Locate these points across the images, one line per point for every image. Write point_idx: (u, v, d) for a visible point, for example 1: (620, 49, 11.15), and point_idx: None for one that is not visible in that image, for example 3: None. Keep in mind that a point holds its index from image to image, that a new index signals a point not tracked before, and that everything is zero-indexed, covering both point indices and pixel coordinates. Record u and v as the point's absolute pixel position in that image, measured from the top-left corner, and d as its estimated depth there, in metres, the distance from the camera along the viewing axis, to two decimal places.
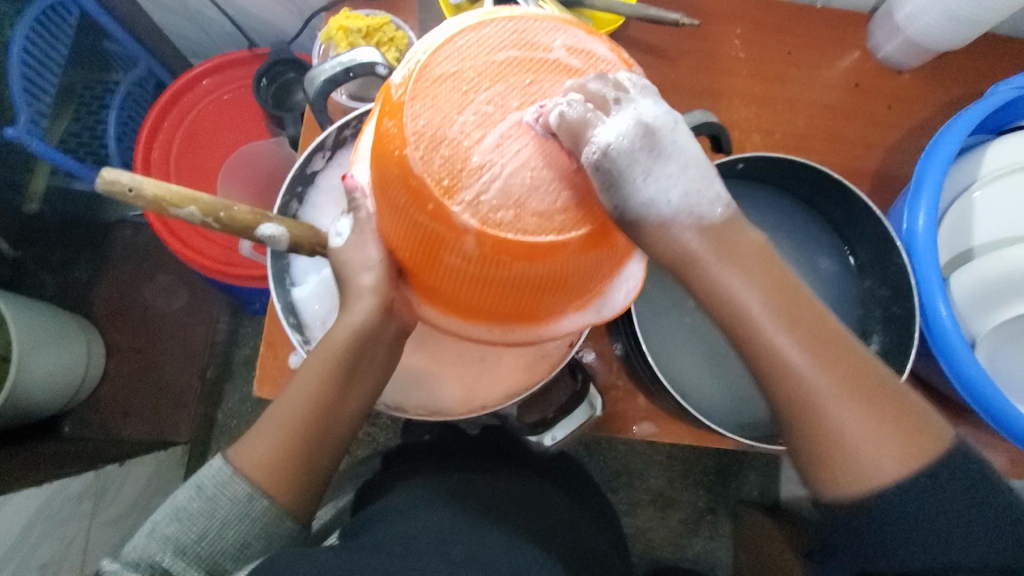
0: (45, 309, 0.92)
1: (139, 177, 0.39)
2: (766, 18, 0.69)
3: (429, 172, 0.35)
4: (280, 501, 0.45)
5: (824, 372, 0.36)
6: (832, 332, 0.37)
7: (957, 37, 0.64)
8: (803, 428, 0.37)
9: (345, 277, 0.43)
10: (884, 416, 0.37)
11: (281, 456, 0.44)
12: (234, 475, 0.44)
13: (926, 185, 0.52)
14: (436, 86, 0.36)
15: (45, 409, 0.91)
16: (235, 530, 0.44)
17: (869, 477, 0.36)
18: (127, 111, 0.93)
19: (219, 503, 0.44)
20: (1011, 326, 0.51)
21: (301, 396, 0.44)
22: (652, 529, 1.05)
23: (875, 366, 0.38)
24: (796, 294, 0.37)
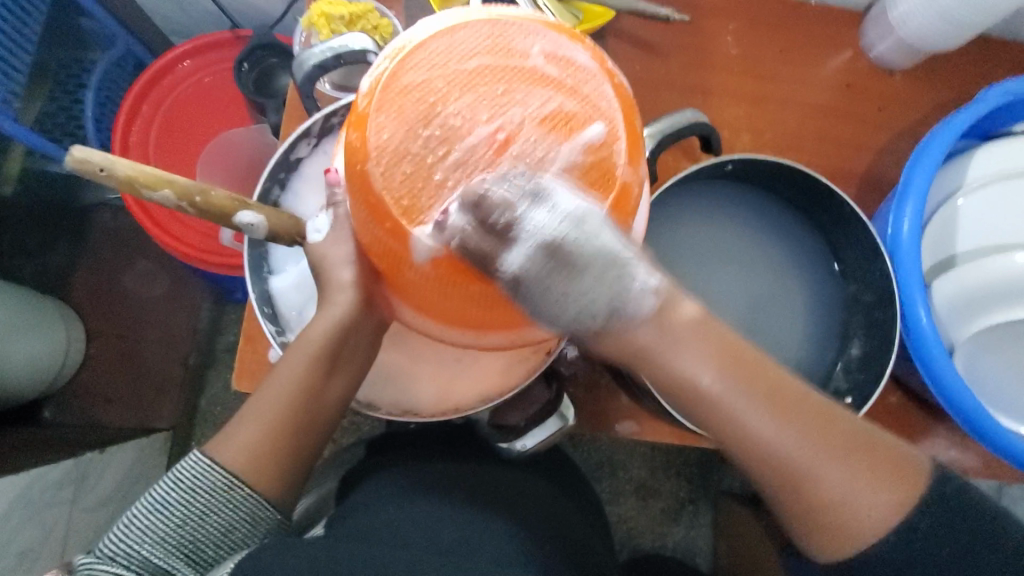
0: (22, 294, 0.89)
1: (112, 156, 0.37)
2: (759, 14, 0.68)
3: (389, 189, 0.34)
4: (262, 490, 0.44)
5: (793, 441, 0.41)
6: (787, 394, 0.42)
7: (949, 39, 0.63)
8: (793, 495, 0.42)
9: (322, 271, 0.42)
10: (861, 469, 0.42)
11: (262, 444, 0.44)
12: (213, 464, 0.43)
13: (913, 190, 0.52)
14: (401, 97, 0.35)
15: (22, 397, 0.89)
16: (217, 518, 0.43)
17: (867, 525, 0.42)
18: (105, 92, 0.91)
19: (197, 495, 0.43)
20: (989, 333, 0.52)
21: (281, 390, 0.44)
22: (634, 518, 1.06)
23: (838, 417, 0.42)
24: (744, 362, 0.42)
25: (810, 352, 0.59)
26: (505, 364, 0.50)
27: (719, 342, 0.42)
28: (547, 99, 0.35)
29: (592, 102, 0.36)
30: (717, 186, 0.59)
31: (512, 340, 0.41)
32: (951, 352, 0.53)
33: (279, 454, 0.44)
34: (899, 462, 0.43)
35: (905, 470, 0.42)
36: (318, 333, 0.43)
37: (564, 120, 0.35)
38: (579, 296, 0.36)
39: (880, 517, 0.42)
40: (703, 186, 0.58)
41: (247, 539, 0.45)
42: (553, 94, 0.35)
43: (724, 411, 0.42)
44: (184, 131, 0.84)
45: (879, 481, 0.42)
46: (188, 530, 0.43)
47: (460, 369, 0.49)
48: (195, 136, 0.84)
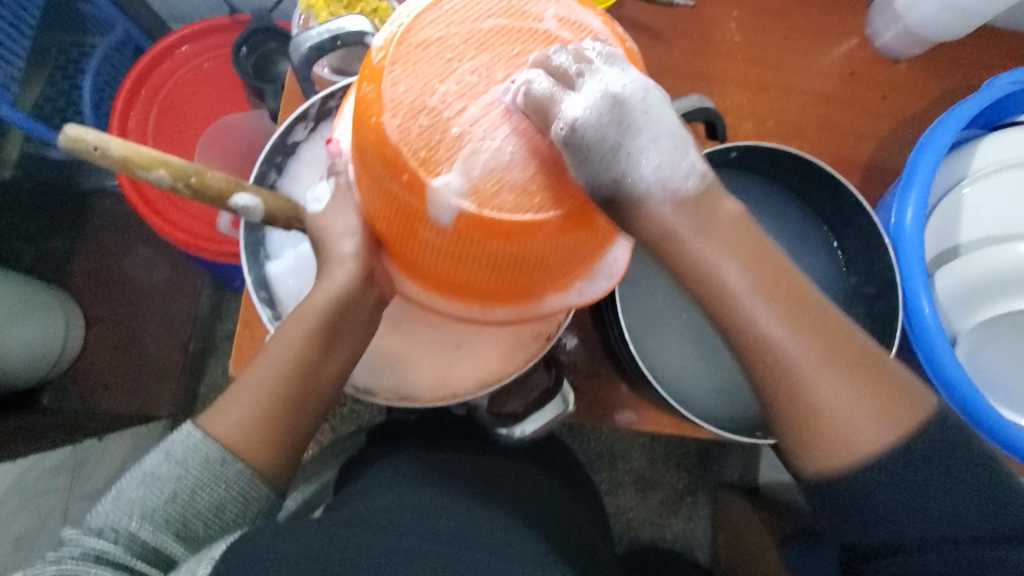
0: (19, 281, 0.89)
1: (106, 135, 0.36)
2: (764, 0, 0.67)
3: (407, 142, 0.34)
4: (254, 467, 0.43)
5: (803, 344, 0.36)
6: (812, 302, 0.36)
7: (956, 27, 0.62)
8: (784, 402, 0.37)
9: (322, 243, 0.42)
10: (861, 384, 0.36)
11: (256, 419, 0.43)
12: (206, 440, 0.43)
13: (917, 178, 0.51)
14: (419, 53, 0.34)
15: (20, 383, 0.89)
16: (208, 494, 0.43)
17: (854, 445, 0.36)
18: (104, 77, 0.90)
19: (190, 470, 0.43)
20: (992, 323, 0.51)
21: (277, 367, 0.43)
22: (633, 509, 1.06)
23: (861, 339, 0.37)
24: (775, 263, 0.36)
25: None
26: (504, 350, 0.50)
27: (752, 241, 0.36)
28: (564, 59, 0.35)
29: (609, 67, 0.36)
30: (719, 174, 0.58)
31: (517, 313, 0.41)
32: (953, 343, 0.52)
33: (274, 430, 0.43)
34: (896, 387, 0.37)
35: (905, 402, 0.37)
36: (312, 313, 0.42)
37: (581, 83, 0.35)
38: (625, 165, 0.34)
39: (874, 438, 0.36)
40: None
41: (240, 515, 0.44)
42: (568, 56, 0.35)
43: (741, 309, 0.36)
44: (183, 116, 0.83)
45: (880, 404, 0.36)
46: (179, 505, 0.43)
47: (459, 354, 0.50)
48: (193, 122, 0.84)
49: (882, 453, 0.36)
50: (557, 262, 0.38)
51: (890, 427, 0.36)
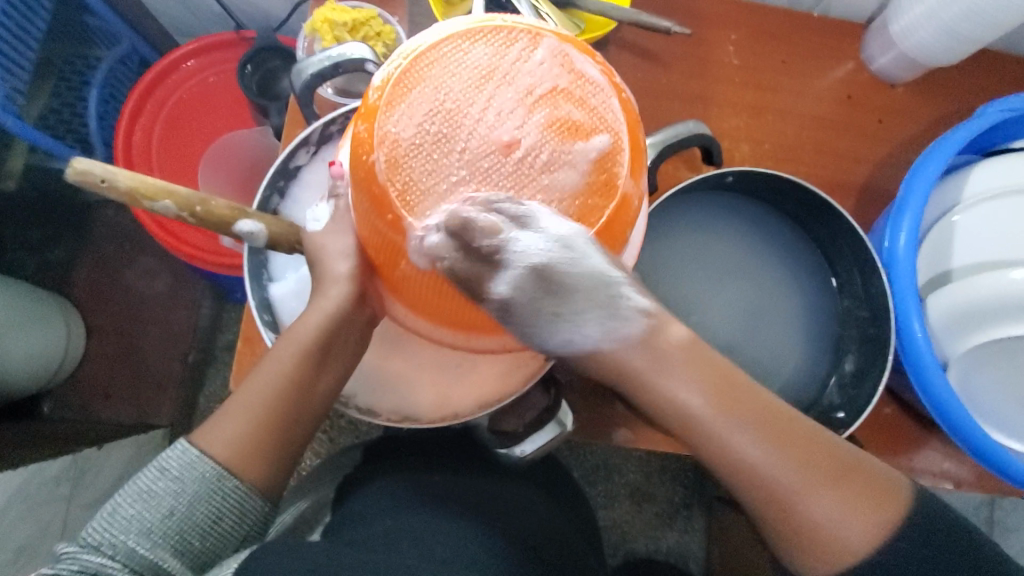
0: (22, 291, 0.89)
1: (113, 167, 0.38)
2: (760, 25, 0.68)
3: (393, 181, 0.35)
4: (250, 481, 0.44)
5: (776, 458, 0.41)
6: (781, 413, 0.42)
7: (950, 53, 0.63)
8: (774, 522, 0.41)
9: (319, 263, 0.43)
10: (845, 493, 0.41)
11: (251, 434, 0.44)
12: (203, 456, 0.44)
13: (910, 205, 0.52)
14: (412, 95, 0.35)
15: (20, 392, 0.89)
16: (205, 507, 0.43)
17: (849, 552, 0.40)
18: (109, 89, 0.91)
19: (187, 485, 0.43)
20: (983, 348, 0.52)
21: (271, 383, 0.44)
22: (628, 522, 1.07)
23: (818, 431, 0.42)
24: (736, 385, 0.42)
25: (804, 365, 0.59)
26: (502, 371, 0.50)
27: (706, 365, 0.42)
28: (556, 106, 0.36)
29: (602, 115, 0.37)
30: (712, 198, 0.60)
31: (503, 344, 0.42)
32: (945, 367, 0.53)
33: (269, 445, 0.44)
34: (878, 483, 0.42)
35: (883, 494, 0.41)
36: (302, 337, 0.44)
37: (566, 127, 0.35)
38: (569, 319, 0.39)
39: (860, 545, 0.40)
40: (701, 198, 0.59)
41: (236, 527, 0.45)
42: (556, 103, 0.36)
43: (713, 437, 0.41)
44: (187, 131, 0.84)
45: (859, 508, 0.41)
46: (176, 520, 0.43)
47: (460, 373, 0.50)
48: (197, 137, 0.85)
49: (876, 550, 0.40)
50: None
51: (883, 521, 0.41)
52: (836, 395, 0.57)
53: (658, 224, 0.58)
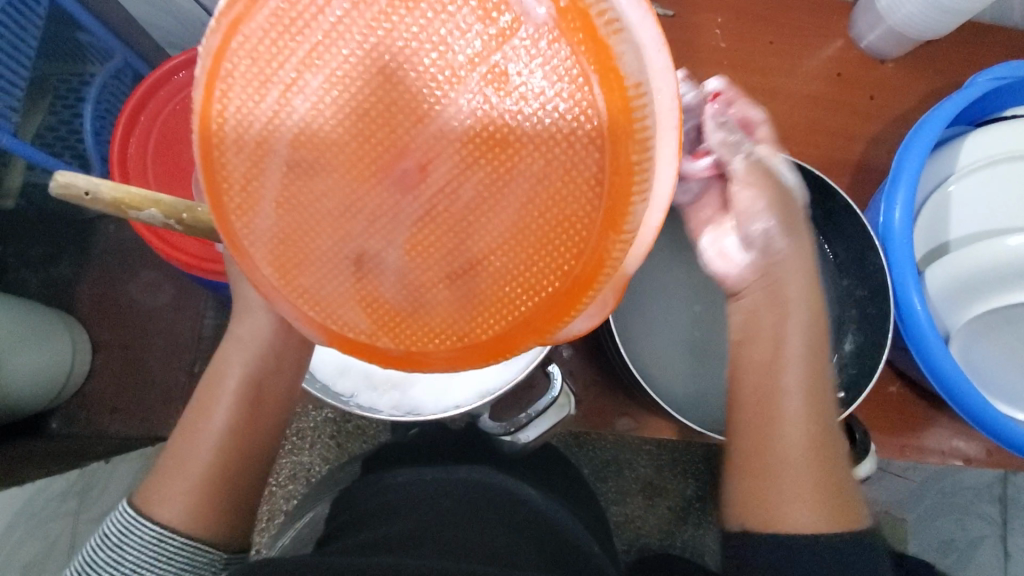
0: (27, 308, 0.90)
1: (96, 179, 0.38)
2: (747, 7, 0.68)
3: (234, 170, 0.31)
4: (198, 536, 0.42)
5: (802, 438, 0.43)
6: (830, 424, 0.44)
7: (938, 26, 0.63)
8: (754, 434, 0.44)
9: (242, 292, 0.47)
10: (824, 475, 0.43)
11: (194, 490, 0.44)
12: (141, 517, 0.42)
13: (903, 177, 0.52)
14: (289, 59, 0.29)
15: (27, 409, 0.90)
16: (150, 572, 0.41)
17: (783, 513, 0.42)
18: (104, 105, 0.92)
19: (125, 552, 0.41)
20: (985, 319, 0.52)
21: (213, 432, 0.45)
22: (641, 518, 1.06)
23: (834, 451, 0.44)
24: (823, 401, 0.44)
25: None
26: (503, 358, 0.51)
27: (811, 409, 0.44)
28: (486, 19, 0.27)
29: (560, 136, 0.28)
30: None
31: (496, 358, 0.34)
32: (947, 339, 0.53)
33: (214, 495, 0.44)
34: (841, 488, 0.43)
35: (841, 502, 0.43)
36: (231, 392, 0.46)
37: (501, 140, 0.28)
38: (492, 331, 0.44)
39: (799, 516, 0.42)
40: None
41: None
42: (493, 12, 0.27)
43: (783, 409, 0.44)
44: (180, 141, 0.84)
45: (814, 485, 0.42)
46: None
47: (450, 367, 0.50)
48: (191, 146, 0.85)
49: (809, 531, 0.41)
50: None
51: (813, 510, 0.42)
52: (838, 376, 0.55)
53: None
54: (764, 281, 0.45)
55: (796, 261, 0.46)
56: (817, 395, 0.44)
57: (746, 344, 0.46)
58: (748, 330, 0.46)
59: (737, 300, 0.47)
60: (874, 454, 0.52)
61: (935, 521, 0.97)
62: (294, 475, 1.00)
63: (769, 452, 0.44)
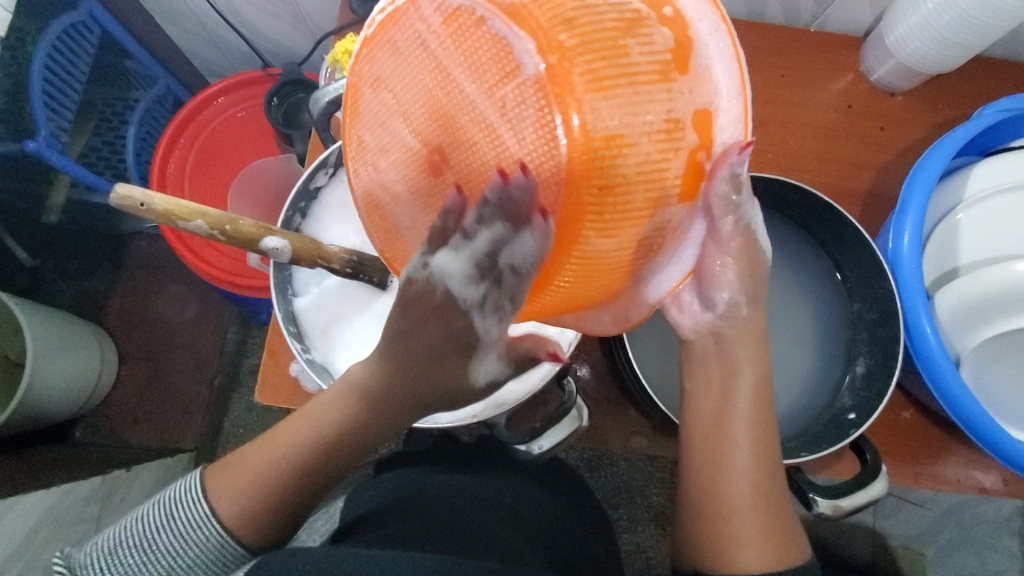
0: (61, 319, 0.93)
1: (152, 193, 0.41)
2: (760, 41, 0.71)
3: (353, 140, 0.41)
4: (226, 519, 0.45)
5: (747, 482, 0.44)
6: (773, 471, 0.45)
7: (946, 60, 0.65)
8: (702, 476, 0.45)
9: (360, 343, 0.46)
10: (769, 521, 0.43)
11: (263, 482, 0.45)
12: (211, 518, 0.45)
13: (911, 205, 0.53)
14: (389, 74, 0.36)
15: (54, 416, 0.92)
16: (171, 533, 0.45)
17: (730, 557, 0.42)
18: (146, 127, 0.96)
19: (185, 537, 0.45)
20: (996, 345, 0.53)
21: (286, 443, 0.46)
22: (654, 547, 1.04)
23: (782, 499, 0.45)
24: (769, 448, 0.45)
25: (818, 370, 0.59)
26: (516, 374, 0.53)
27: (762, 451, 0.44)
28: (496, 62, 0.31)
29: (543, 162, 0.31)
30: None
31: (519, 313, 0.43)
32: (959, 363, 0.53)
33: (272, 494, 0.45)
34: (786, 531, 0.44)
35: (787, 541, 0.43)
36: (298, 432, 0.46)
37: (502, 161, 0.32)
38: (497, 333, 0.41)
39: (744, 560, 0.42)
40: None
41: (199, 557, 0.45)
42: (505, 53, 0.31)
43: (725, 453, 0.44)
44: (216, 162, 0.89)
45: (761, 527, 0.43)
46: (150, 540, 0.45)
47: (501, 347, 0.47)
48: (227, 166, 0.89)
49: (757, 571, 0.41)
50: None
51: (762, 553, 0.42)
52: (848, 398, 0.56)
53: None
54: (711, 345, 0.46)
55: (748, 332, 0.46)
56: (765, 447, 0.45)
57: (694, 400, 0.46)
58: (699, 379, 0.47)
59: (687, 350, 0.48)
60: (885, 476, 0.50)
61: (955, 555, 0.95)
62: None
63: (720, 508, 0.44)
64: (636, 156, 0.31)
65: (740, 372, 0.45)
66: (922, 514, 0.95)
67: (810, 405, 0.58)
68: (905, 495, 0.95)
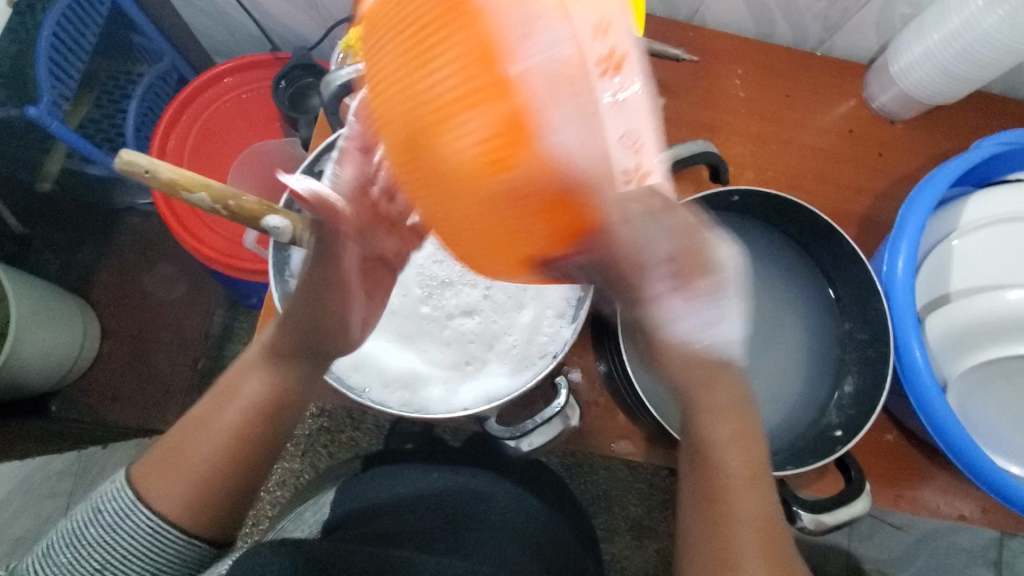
0: (46, 290, 0.91)
1: (157, 160, 0.41)
2: (767, 62, 0.72)
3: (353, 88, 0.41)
4: (159, 508, 0.43)
5: (748, 498, 0.44)
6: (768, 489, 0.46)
7: (948, 91, 0.66)
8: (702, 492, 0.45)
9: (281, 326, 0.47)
10: (770, 539, 0.43)
11: (182, 471, 0.44)
12: (140, 504, 0.42)
13: (907, 231, 0.54)
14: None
15: (32, 389, 0.90)
16: (98, 524, 0.42)
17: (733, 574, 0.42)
18: (149, 103, 0.95)
19: (108, 530, 0.42)
20: (981, 371, 0.54)
21: (210, 435, 0.45)
22: (628, 558, 1.05)
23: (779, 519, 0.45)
24: (763, 466, 0.46)
25: (807, 386, 0.60)
26: (510, 369, 0.53)
27: (758, 470, 0.46)
28: None
29: (396, 78, 0.27)
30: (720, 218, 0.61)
31: None
32: (945, 387, 0.54)
33: (189, 479, 0.43)
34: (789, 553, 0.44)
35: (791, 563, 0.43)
36: (231, 424, 0.45)
37: (402, 69, 0.27)
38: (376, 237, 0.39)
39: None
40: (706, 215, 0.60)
41: (131, 549, 0.42)
42: None
43: (722, 468, 0.45)
44: (217, 141, 0.88)
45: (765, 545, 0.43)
46: (78, 535, 0.43)
47: None
48: (227, 147, 0.89)
49: None
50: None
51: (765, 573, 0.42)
52: (835, 416, 0.57)
53: None
54: None
55: None
56: (757, 456, 0.46)
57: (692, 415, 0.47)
58: None
59: None
60: (870, 494, 0.51)
61: None
62: (284, 480, 1.02)
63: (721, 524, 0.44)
64: (436, 83, 0.26)
65: (737, 386, 0.46)
66: (896, 538, 0.97)
67: (797, 421, 0.58)
68: (883, 518, 0.97)
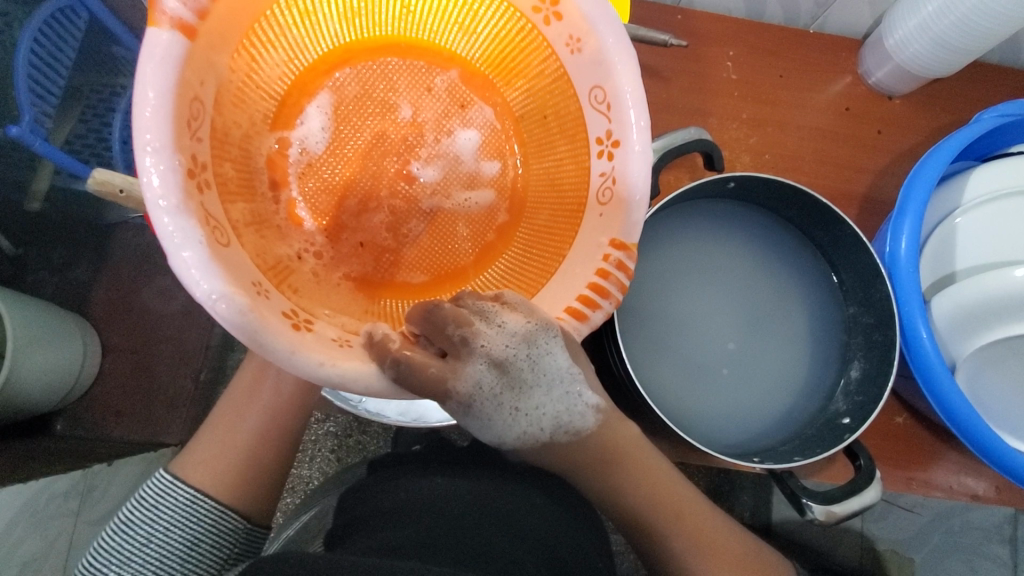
0: (44, 308, 0.89)
1: (131, 178, 0.40)
2: (759, 42, 0.70)
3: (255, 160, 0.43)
4: (197, 484, 0.47)
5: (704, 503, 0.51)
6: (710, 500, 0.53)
7: (945, 64, 0.64)
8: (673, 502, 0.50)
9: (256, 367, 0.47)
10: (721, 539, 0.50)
11: (218, 455, 0.48)
12: (179, 482, 0.46)
13: (909, 209, 0.52)
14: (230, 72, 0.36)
15: (35, 410, 0.89)
16: (140, 510, 0.46)
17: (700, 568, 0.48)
18: (134, 115, 0.93)
19: (162, 511, 0.45)
20: (989, 350, 0.53)
21: (241, 433, 0.50)
22: None
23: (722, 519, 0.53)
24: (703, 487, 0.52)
25: (812, 373, 0.59)
26: None
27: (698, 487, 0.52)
28: None
29: None
30: (715, 207, 0.59)
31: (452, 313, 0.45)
32: (953, 368, 0.53)
33: (226, 461, 0.48)
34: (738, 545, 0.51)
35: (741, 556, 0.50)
36: (256, 421, 0.50)
37: None
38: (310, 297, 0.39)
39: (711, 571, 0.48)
40: (703, 204, 0.58)
41: (171, 531, 0.45)
42: None
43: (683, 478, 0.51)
44: None
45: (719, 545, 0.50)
46: (120, 520, 0.46)
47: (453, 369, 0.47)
48: None
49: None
50: (525, 246, 0.49)
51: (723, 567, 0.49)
52: (843, 402, 0.56)
53: (661, 233, 0.58)
54: None
55: None
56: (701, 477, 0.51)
57: None
58: None
59: None
60: (879, 480, 0.50)
61: (943, 560, 0.96)
62: (293, 487, 1.02)
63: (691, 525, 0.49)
64: None
65: None
66: (908, 520, 0.96)
67: (804, 409, 0.57)
68: (895, 500, 0.96)
